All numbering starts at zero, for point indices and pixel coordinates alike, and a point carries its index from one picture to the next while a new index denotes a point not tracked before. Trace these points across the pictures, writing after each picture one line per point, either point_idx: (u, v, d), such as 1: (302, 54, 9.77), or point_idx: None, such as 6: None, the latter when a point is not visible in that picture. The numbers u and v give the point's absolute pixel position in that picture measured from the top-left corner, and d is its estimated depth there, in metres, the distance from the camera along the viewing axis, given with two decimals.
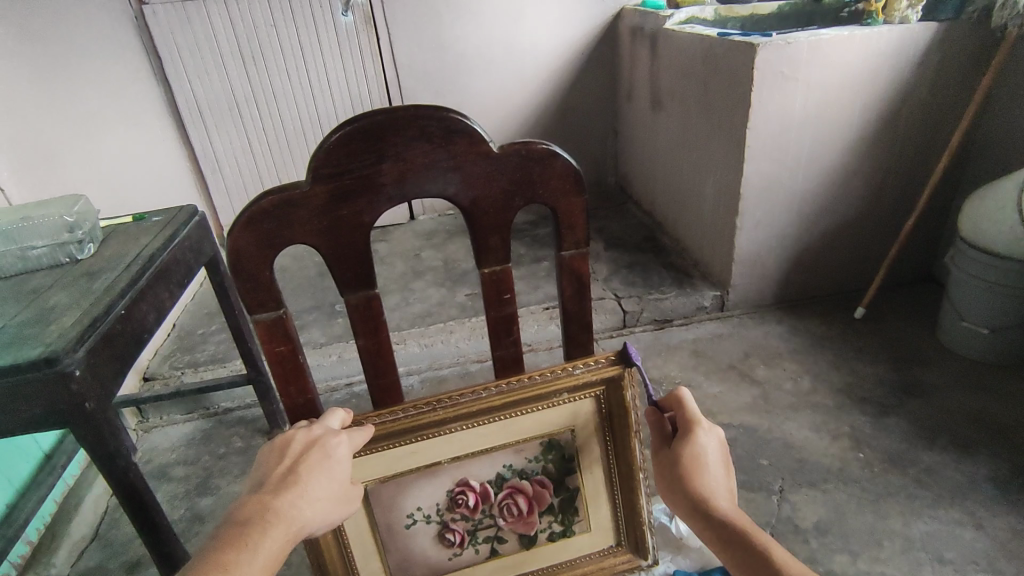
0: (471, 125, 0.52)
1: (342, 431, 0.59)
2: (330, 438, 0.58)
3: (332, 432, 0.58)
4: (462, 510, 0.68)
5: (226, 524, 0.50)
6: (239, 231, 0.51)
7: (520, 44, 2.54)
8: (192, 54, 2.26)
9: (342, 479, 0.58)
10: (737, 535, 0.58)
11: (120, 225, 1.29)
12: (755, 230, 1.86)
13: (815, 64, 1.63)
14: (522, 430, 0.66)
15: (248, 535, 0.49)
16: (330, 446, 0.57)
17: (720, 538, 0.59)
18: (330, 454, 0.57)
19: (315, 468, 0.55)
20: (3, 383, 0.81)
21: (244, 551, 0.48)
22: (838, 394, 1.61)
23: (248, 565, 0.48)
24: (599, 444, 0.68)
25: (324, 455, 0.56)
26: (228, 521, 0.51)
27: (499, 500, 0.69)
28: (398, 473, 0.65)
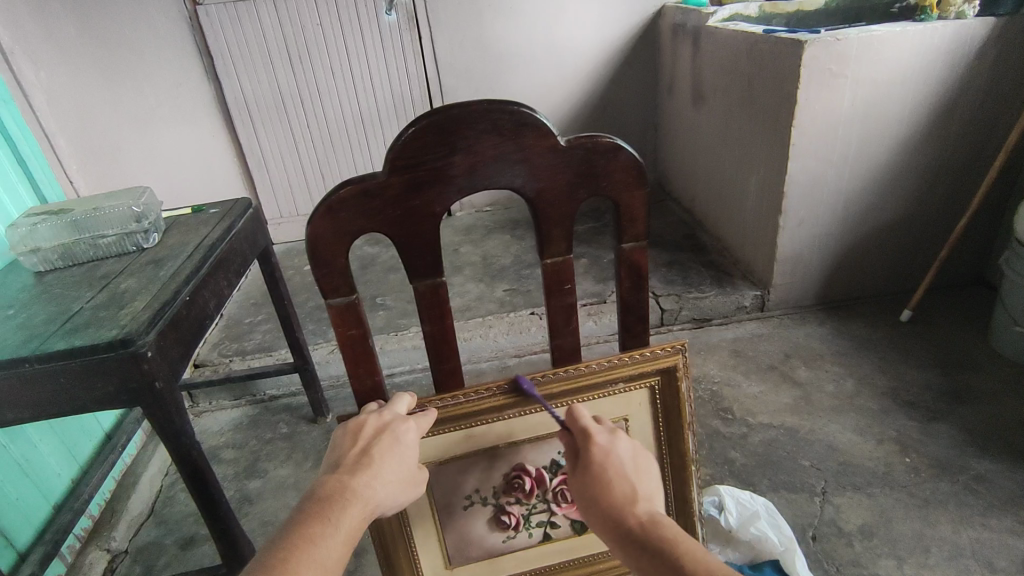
0: (539, 118, 0.54)
1: (409, 418, 0.62)
2: (398, 424, 0.61)
3: (400, 419, 0.61)
4: (518, 493, 0.71)
5: (307, 501, 0.53)
6: (319, 219, 0.54)
7: (560, 41, 2.55)
8: (242, 52, 2.33)
9: (411, 464, 0.60)
10: (658, 547, 0.52)
11: (181, 216, 1.34)
12: (798, 229, 1.83)
13: (865, 60, 1.60)
14: None
15: (329, 511, 0.52)
16: (399, 431, 0.60)
17: (640, 557, 0.53)
18: (399, 439, 0.60)
19: (386, 452, 0.58)
20: (82, 362, 0.86)
21: (326, 526, 0.51)
22: (883, 397, 1.58)
23: (330, 538, 0.50)
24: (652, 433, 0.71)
25: (394, 440, 0.59)
26: (309, 497, 0.53)
27: (554, 486, 0.72)
28: (459, 454, 0.68)
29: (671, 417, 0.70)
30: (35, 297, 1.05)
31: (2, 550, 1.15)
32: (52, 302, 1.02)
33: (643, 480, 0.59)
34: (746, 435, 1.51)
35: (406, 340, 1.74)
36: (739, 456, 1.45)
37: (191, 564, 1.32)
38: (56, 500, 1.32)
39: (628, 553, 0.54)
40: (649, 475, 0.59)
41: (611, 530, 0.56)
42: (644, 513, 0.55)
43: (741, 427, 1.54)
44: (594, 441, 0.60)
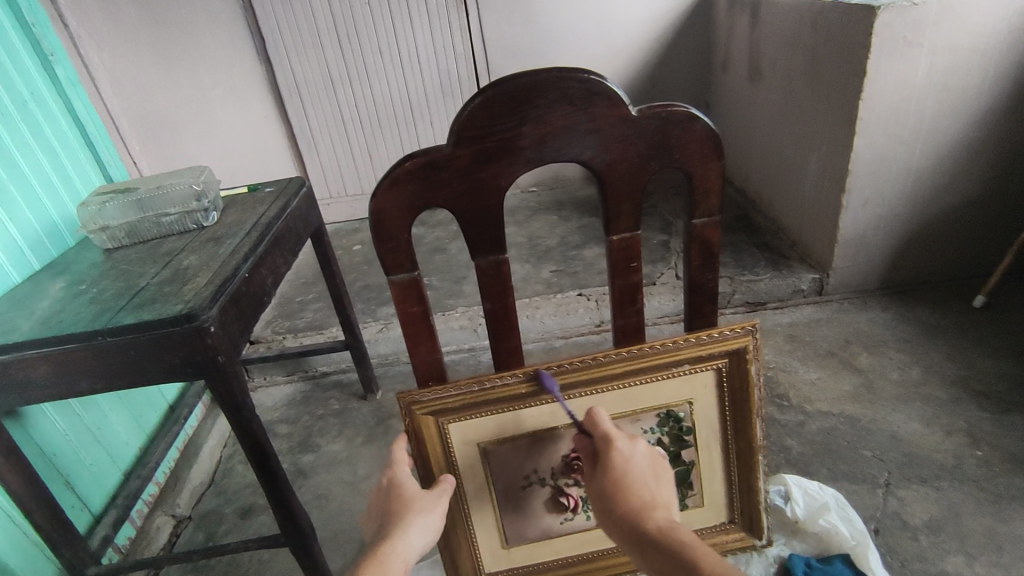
0: (612, 87, 0.51)
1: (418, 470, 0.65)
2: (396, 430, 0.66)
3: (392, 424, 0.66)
4: (577, 476, 0.70)
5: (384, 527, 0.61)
6: (384, 192, 0.53)
7: (609, 16, 2.48)
8: (292, 33, 2.34)
9: (435, 506, 0.63)
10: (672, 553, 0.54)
11: (238, 196, 1.37)
12: (863, 209, 1.74)
13: (944, 27, 1.49)
14: (641, 399, 0.67)
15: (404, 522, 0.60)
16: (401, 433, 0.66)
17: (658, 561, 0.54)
18: (414, 489, 0.63)
19: (405, 503, 0.62)
20: (150, 336, 0.89)
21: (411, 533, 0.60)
22: (953, 387, 1.50)
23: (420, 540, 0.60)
24: (718, 418, 0.69)
25: (409, 492, 0.63)
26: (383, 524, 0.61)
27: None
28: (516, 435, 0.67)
29: (738, 401, 0.68)
30: (105, 273, 1.09)
31: (79, 512, 1.22)
32: (121, 278, 1.06)
33: (660, 486, 0.59)
34: (804, 423, 1.45)
35: (453, 320, 1.75)
36: (796, 444, 1.40)
37: (249, 532, 1.37)
38: (125, 466, 1.39)
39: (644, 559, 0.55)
40: (666, 480, 0.60)
41: (628, 536, 0.57)
42: (654, 517, 0.56)
43: (797, 414, 1.48)
44: (616, 445, 0.60)
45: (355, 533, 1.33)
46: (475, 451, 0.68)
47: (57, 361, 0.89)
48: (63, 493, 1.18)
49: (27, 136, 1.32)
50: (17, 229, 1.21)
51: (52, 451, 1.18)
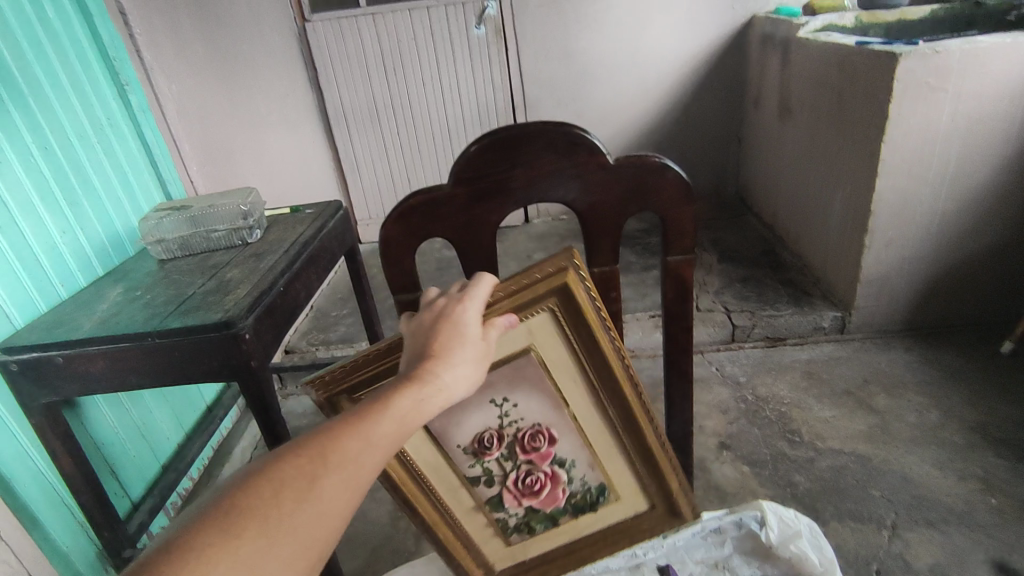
0: (592, 139, 0.59)
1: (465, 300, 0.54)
2: (456, 307, 0.53)
3: (457, 302, 0.54)
4: (523, 446, 0.70)
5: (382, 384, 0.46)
6: (392, 223, 0.61)
7: (643, 53, 2.57)
8: (343, 65, 2.51)
9: (479, 349, 0.51)
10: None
11: (281, 215, 1.49)
12: (886, 249, 1.75)
13: (966, 74, 1.51)
14: (610, 448, 0.72)
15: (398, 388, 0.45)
16: (456, 314, 0.52)
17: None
18: (460, 321, 0.52)
19: (447, 338, 0.50)
20: (193, 339, 0.99)
21: (396, 402, 0.44)
22: (971, 432, 1.48)
23: (396, 418, 0.44)
24: (605, 526, 0.75)
25: (455, 326, 0.51)
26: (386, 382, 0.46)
27: (538, 470, 0.71)
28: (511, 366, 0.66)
29: (634, 534, 0.76)
30: (158, 281, 1.22)
31: (120, 498, 1.33)
32: (171, 286, 1.18)
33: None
34: (813, 459, 1.46)
35: None
36: (804, 480, 1.41)
37: None
38: (164, 460, 1.50)
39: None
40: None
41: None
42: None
43: (808, 450, 1.49)
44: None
45: (368, 537, 1.40)
46: (521, 342, 0.64)
47: (112, 358, 1.01)
48: (108, 479, 1.30)
49: (101, 156, 1.48)
50: (86, 238, 1.35)
51: (101, 440, 1.30)
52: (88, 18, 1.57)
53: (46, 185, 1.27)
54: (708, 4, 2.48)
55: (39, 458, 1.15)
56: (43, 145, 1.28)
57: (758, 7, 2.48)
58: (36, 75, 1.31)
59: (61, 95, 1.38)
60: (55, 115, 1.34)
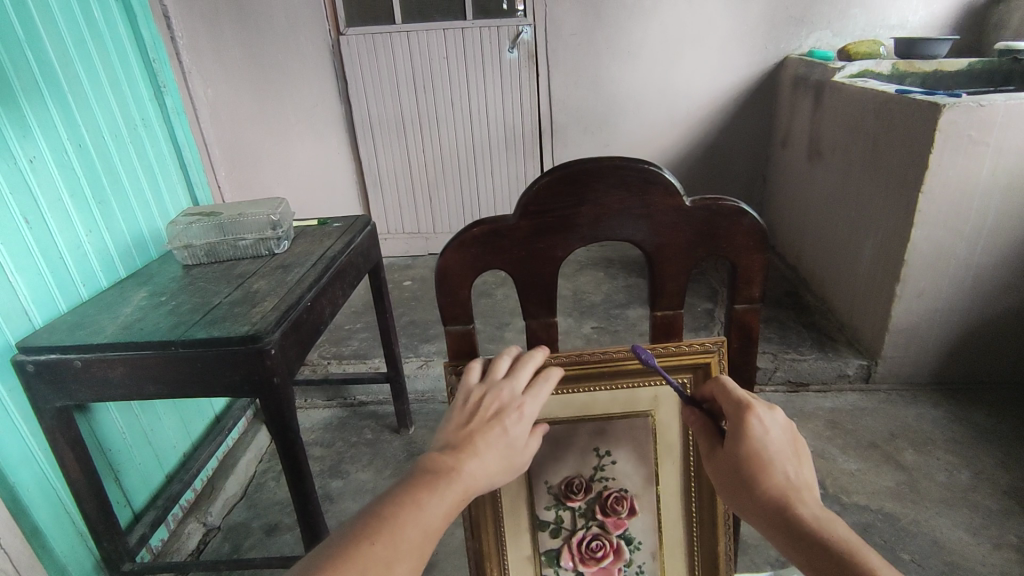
0: (667, 178, 0.57)
1: (523, 400, 0.56)
2: (510, 412, 0.55)
3: (512, 406, 0.55)
4: (602, 509, 0.71)
5: (415, 473, 0.50)
6: (451, 252, 0.59)
7: (674, 87, 2.57)
8: (373, 79, 2.52)
9: (518, 456, 0.54)
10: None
11: (308, 227, 1.47)
12: (917, 300, 1.71)
13: (1011, 128, 1.49)
14: (677, 540, 0.72)
15: (430, 485, 0.49)
16: (508, 420, 0.54)
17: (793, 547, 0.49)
18: (509, 429, 0.54)
19: (491, 435, 0.53)
20: (217, 351, 0.96)
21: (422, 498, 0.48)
22: (1003, 496, 1.43)
23: (419, 513, 0.47)
24: None
25: (503, 425, 0.54)
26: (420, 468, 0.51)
27: (606, 537, 0.71)
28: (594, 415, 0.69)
29: None
30: (182, 287, 1.19)
31: (122, 507, 1.28)
32: (196, 294, 1.15)
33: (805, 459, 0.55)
34: (838, 514, 1.41)
35: None
36: None
37: (273, 550, 1.40)
38: (169, 469, 1.46)
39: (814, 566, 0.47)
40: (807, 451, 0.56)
41: (763, 513, 0.51)
42: (835, 522, 0.48)
43: (833, 504, 1.44)
44: (753, 413, 0.55)
45: None
46: (644, 403, 0.69)
47: (132, 364, 0.98)
48: (111, 487, 1.26)
49: (132, 156, 1.47)
50: (111, 238, 1.33)
51: (109, 446, 1.26)
52: (132, 19, 1.57)
53: (77, 182, 1.25)
54: (742, 42, 2.48)
55: (45, 462, 1.11)
56: (77, 143, 1.27)
57: (791, 48, 2.48)
58: (76, 73, 1.31)
59: (99, 93, 1.37)
60: (91, 113, 1.33)
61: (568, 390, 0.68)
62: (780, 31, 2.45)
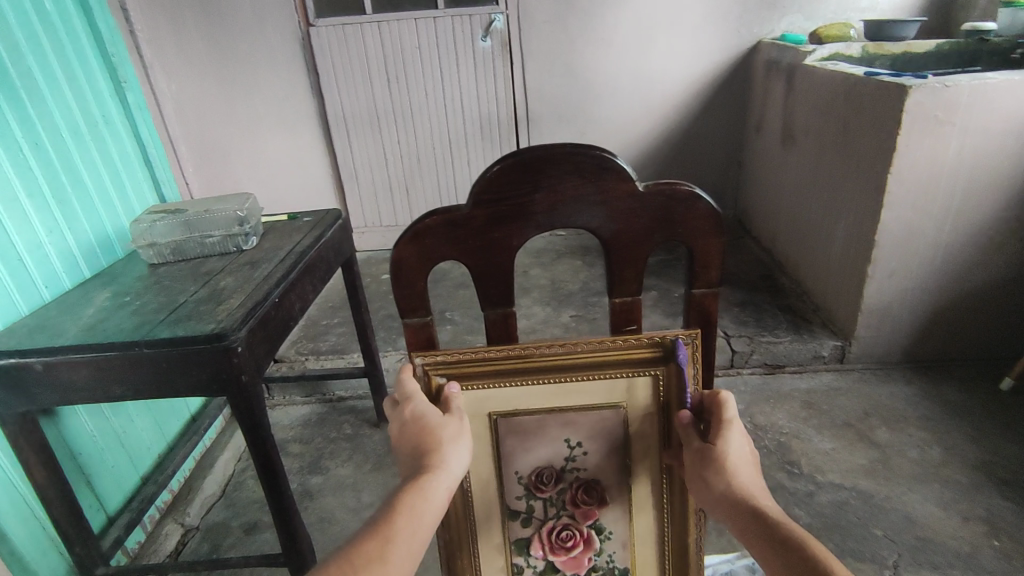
0: (621, 165, 0.56)
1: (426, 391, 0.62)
2: (419, 403, 0.61)
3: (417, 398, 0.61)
4: (572, 500, 0.71)
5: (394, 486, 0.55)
6: (405, 243, 0.58)
7: (648, 73, 2.56)
8: (345, 70, 2.48)
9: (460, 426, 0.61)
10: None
11: (277, 223, 1.45)
12: (889, 279, 1.73)
13: (977, 108, 1.51)
14: (647, 527, 0.71)
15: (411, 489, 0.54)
16: (423, 410, 0.60)
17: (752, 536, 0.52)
18: (431, 415, 0.60)
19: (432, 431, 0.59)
20: (182, 351, 0.95)
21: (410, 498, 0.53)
22: (972, 470, 1.46)
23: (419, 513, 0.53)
24: None
25: (425, 418, 0.60)
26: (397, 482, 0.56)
27: (576, 527, 0.71)
28: (565, 407, 0.67)
29: None
30: (147, 286, 1.17)
31: (94, 511, 1.26)
32: (161, 293, 1.13)
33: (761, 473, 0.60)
34: (813, 493, 1.43)
35: None
36: (804, 515, 1.38)
37: (252, 549, 1.40)
38: (144, 471, 1.44)
39: (776, 564, 0.50)
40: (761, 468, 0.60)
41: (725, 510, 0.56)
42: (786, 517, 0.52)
43: (808, 484, 1.46)
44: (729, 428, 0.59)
45: None
46: (615, 395, 0.67)
47: (95, 367, 0.96)
48: (83, 492, 1.24)
49: (94, 154, 1.43)
50: (74, 238, 1.30)
51: (78, 450, 1.24)
52: (87, 12, 1.53)
53: (34, 182, 1.22)
54: (715, 27, 2.48)
55: (9, 469, 1.09)
56: (33, 141, 1.23)
57: (764, 32, 2.49)
58: (30, 69, 1.27)
59: (55, 89, 1.33)
60: (47, 110, 1.30)
61: (539, 380, 0.66)
62: (753, 15, 2.45)
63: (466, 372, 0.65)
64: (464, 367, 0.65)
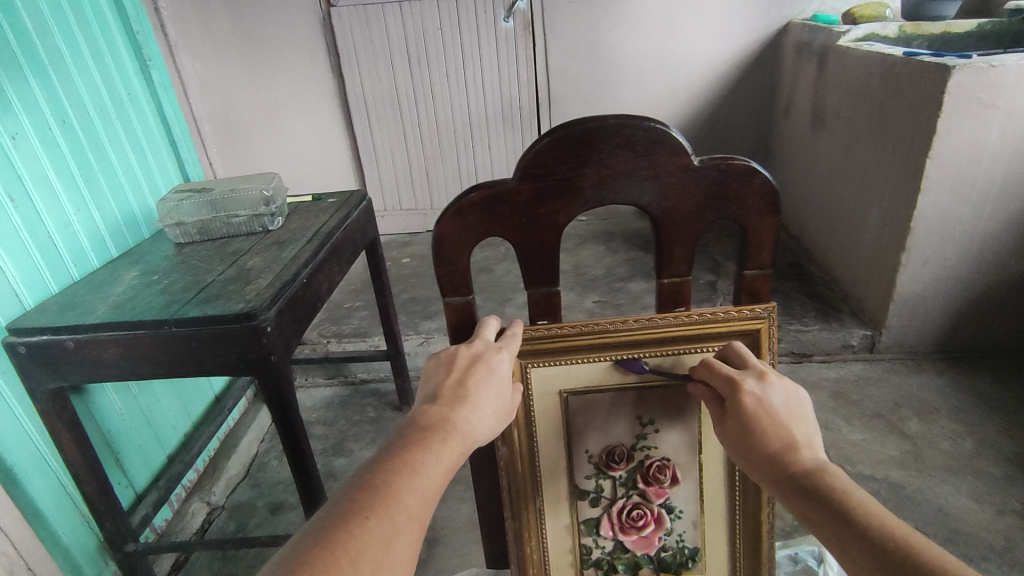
0: (674, 137, 0.54)
1: (501, 348, 0.59)
2: (492, 355, 0.57)
3: (492, 350, 0.58)
4: (643, 479, 0.68)
5: (408, 429, 0.51)
6: (448, 219, 0.56)
7: (674, 55, 2.51)
8: (366, 51, 2.45)
9: (506, 400, 0.57)
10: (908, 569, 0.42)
11: (303, 204, 1.44)
12: (923, 268, 1.68)
13: (1021, 90, 1.45)
14: (716, 509, 0.69)
15: (430, 441, 0.49)
16: (492, 362, 0.57)
17: (812, 511, 0.49)
18: (494, 369, 0.56)
19: (482, 382, 0.55)
20: (212, 330, 0.94)
21: (428, 454, 0.49)
22: (1007, 463, 1.42)
23: (431, 468, 0.48)
24: None
25: (489, 370, 0.56)
26: (412, 424, 0.51)
27: (646, 506, 0.69)
28: (638, 384, 0.66)
29: None
30: (175, 266, 1.17)
31: (123, 488, 1.28)
32: (190, 272, 1.13)
33: (801, 424, 0.55)
34: None
35: None
36: None
37: (277, 529, 1.40)
38: (170, 450, 1.45)
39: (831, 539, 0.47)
40: (801, 415, 0.55)
41: (769, 476, 0.53)
42: (840, 479, 0.50)
43: None
44: (744, 389, 0.56)
45: None
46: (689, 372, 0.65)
47: (126, 345, 0.95)
48: (112, 470, 1.25)
49: (120, 134, 1.43)
50: (101, 217, 1.30)
51: (107, 428, 1.25)
52: None
53: (64, 161, 1.22)
54: (743, 7, 2.41)
55: (42, 445, 1.10)
56: (61, 118, 1.23)
57: (794, 12, 2.41)
58: (57, 46, 1.26)
59: (82, 66, 1.33)
60: (74, 88, 1.29)
61: (614, 356, 0.65)
62: None
63: (542, 348, 0.64)
64: (535, 344, 0.63)
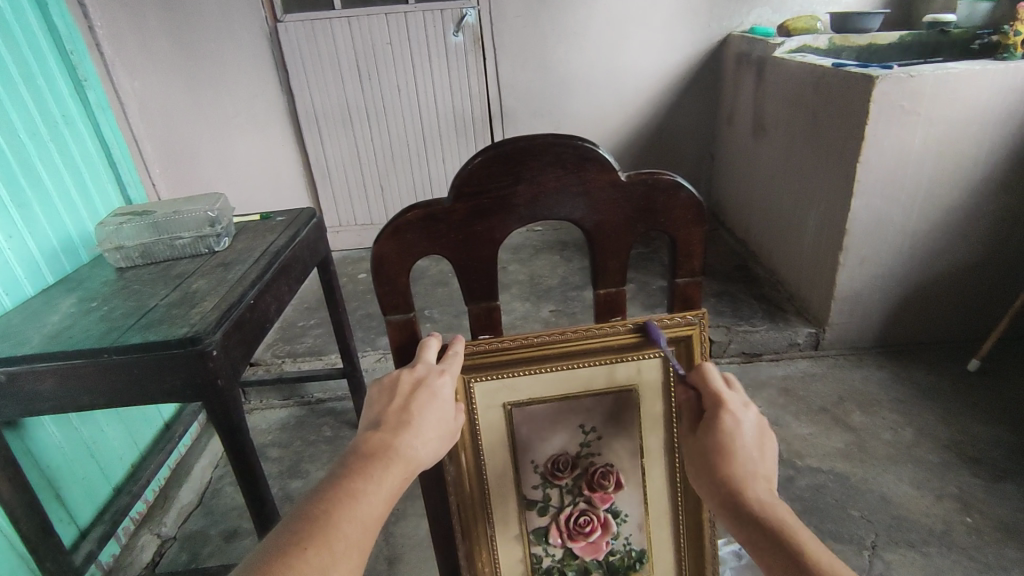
0: (601, 154, 0.56)
1: (444, 370, 0.60)
2: (434, 379, 0.58)
3: (434, 374, 0.59)
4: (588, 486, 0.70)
5: (349, 456, 0.51)
6: (385, 240, 0.57)
7: (621, 68, 2.58)
8: (314, 66, 2.44)
9: (448, 422, 0.58)
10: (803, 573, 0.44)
11: (250, 223, 1.42)
12: (860, 266, 1.77)
13: (939, 99, 1.55)
14: (660, 512, 0.71)
15: (372, 468, 0.50)
16: (435, 385, 0.58)
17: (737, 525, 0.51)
18: (437, 394, 0.57)
19: (424, 407, 0.56)
20: (153, 357, 0.92)
21: (369, 482, 0.49)
22: (943, 450, 1.50)
23: (372, 495, 0.48)
24: None
25: (432, 395, 0.57)
26: (353, 452, 0.51)
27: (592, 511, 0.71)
28: (579, 394, 0.68)
29: None
30: (115, 291, 1.13)
31: (65, 525, 1.22)
32: (131, 298, 1.09)
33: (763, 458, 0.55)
34: (792, 478, 1.46)
35: None
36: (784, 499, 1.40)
37: (232, 557, 1.37)
38: (116, 482, 1.40)
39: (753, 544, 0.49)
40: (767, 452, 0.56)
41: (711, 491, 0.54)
42: (782, 511, 0.50)
43: (787, 469, 1.49)
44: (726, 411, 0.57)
45: None
46: (628, 379, 0.67)
47: (63, 375, 0.92)
48: (52, 506, 1.20)
49: (54, 155, 1.38)
50: (36, 243, 1.25)
51: (46, 462, 1.20)
52: (44, 10, 1.48)
53: None
54: (685, 20, 2.50)
55: None
56: None
57: (733, 25, 2.52)
58: None
59: (11, 88, 1.28)
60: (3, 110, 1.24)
61: (554, 368, 0.66)
62: (721, 8, 2.48)
63: (483, 363, 0.65)
64: (477, 359, 0.64)
